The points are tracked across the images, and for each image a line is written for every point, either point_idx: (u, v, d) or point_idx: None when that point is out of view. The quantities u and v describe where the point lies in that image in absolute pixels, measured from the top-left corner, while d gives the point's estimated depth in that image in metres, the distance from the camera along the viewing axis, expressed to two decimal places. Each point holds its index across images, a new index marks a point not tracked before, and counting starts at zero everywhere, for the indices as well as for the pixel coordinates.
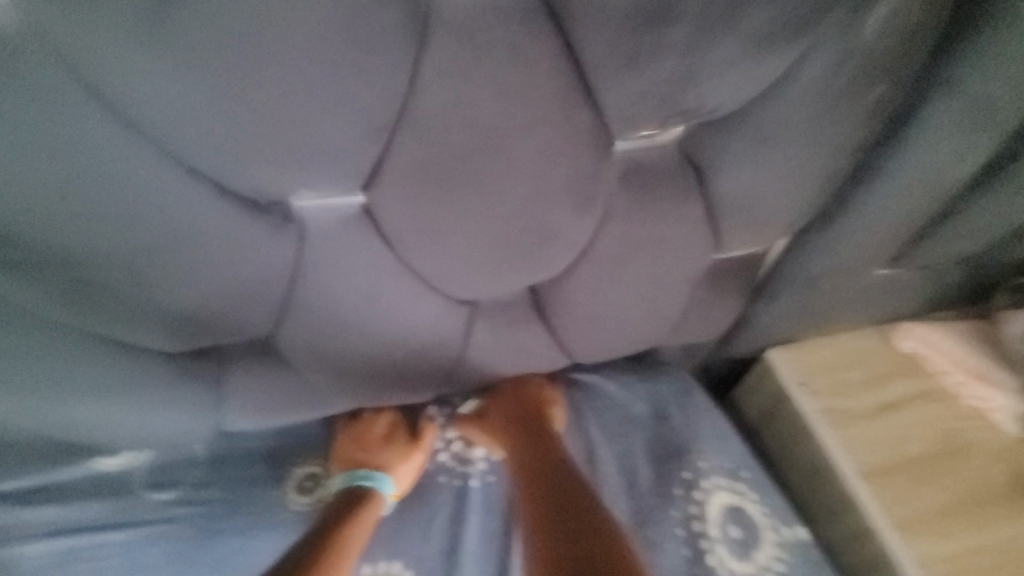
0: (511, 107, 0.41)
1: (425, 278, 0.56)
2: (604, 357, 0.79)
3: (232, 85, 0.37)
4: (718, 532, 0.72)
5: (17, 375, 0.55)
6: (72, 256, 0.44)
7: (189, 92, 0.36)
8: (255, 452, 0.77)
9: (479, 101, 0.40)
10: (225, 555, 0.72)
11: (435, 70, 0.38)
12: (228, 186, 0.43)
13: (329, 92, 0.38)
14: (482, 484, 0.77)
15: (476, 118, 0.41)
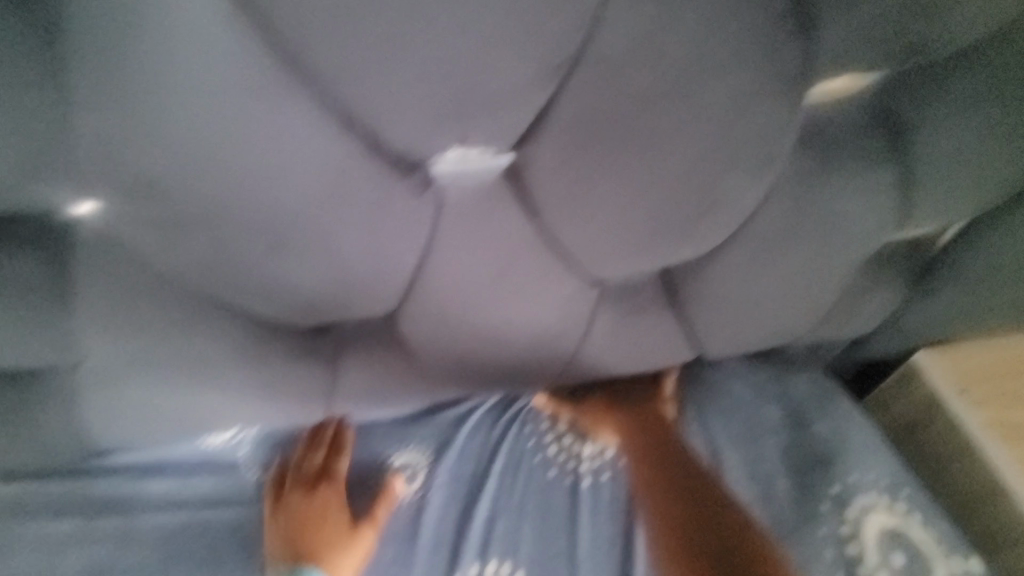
0: (706, 42, 0.36)
1: (563, 255, 0.51)
2: (733, 351, 0.71)
3: (407, 18, 0.33)
4: (881, 558, 0.62)
5: (140, 349, 0.54)
6: (214, 215, 0.42)
7: (362, 29, 0.34)
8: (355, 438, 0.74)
9: (671, 35, 0.35)
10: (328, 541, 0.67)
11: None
12: (380, 144, 0.40)
13: (507, 30, 0.34)
14: (596, 483, 0.69)
15: (665, 55, 0.36)
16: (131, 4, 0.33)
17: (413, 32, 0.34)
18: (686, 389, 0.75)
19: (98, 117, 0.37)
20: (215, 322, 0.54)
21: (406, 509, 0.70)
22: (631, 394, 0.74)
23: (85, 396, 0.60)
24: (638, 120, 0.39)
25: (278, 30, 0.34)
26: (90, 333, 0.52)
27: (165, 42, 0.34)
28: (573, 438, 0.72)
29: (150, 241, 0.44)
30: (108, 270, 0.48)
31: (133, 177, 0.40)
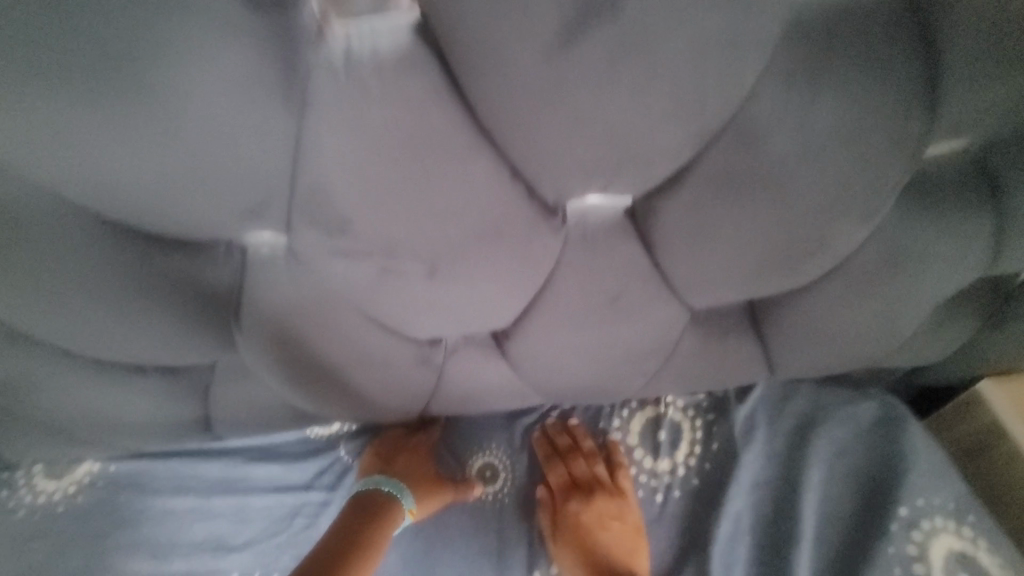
0: (846, 115, 0.40)
1: (670, 282, 0.55)
2: (808, 374, 0.74)
3: (589, 95, 0.36)
4: None
5: (278, 355, 0.60)
6: (380, 252, 0.46)
7: (550, 100, 0.37)
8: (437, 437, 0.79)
9: (816, 110, 0.39)
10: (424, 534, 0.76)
11: (784, 78, 0.37)
12: (534, 185, 0.43)
13: (681, 101, 0.37)
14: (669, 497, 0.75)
15: (807, 126, 0.40)
16: (347, 69, 0.36)
17: (597, 102, 0.37)
18: (760, 407, 0.77)
19: (298, 165, 0.41)
20: (343, 335, 0.58)
21: (490, 506, 0.77)
22: (705, 415, 0.78)
23: (223, 392, 0.68)
24: (774, 176, 0.43)
25: (472, 94, 0.37)
26: (242, 338, 0.58)
27: (370, 104, 0.37)
28: (647, 455, 0.77)
29: (315, 262, 0.48)
30: (266, 287, 0.53)
31: (320, 216, 0.44)
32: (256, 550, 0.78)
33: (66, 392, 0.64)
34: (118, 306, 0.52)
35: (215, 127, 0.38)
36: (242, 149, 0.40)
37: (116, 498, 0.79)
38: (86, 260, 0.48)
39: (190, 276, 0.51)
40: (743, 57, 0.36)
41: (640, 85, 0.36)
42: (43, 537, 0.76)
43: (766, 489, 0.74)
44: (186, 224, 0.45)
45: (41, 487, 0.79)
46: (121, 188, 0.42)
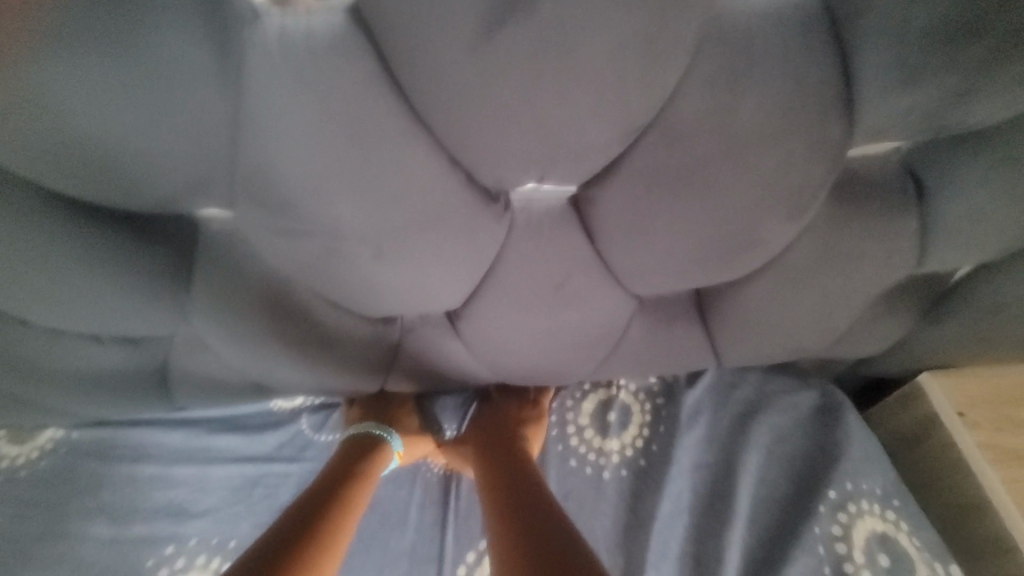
0: (767, 116, 0.42)
1: (612, 270, 0.57)
2: (753, 363, 0.78)
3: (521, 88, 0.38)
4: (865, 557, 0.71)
5: (231, 329, 0.61)
6: (322, 230, 0.47)
7: (484, 94, 0.38)
8: None
9: (737, 109, 0.42)
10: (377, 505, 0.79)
11: (705, 80, 0.40)
12: (471, 173, 0.45)
13: (604, 98, 0.39)
14: (616, 478, 0.77)
15: (731, 125, 0.42)
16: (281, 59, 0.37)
17: (524, 95, 0.39)
18: (705, 393, 0.81)
19: (241, 145, 0.43)
20: (295, 313, 0.60)
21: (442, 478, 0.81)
22: (655, 399, 0.81)
23: (181, 363, 0.69)
24: (699, 173, 0.45)
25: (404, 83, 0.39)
26: (196, 312, 0.59)
27: (304, 92, 0.39)
28: (598, 435, 0.80)
29: (263, 242, 0.50)
30: (221, 263, 0.55)
31: (266, 197, 0.45)
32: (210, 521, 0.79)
33: (22, 360, 0.66)
34: (67, 278, 0.53)
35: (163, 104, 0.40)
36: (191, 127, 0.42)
37: (79, 465, 0.81)
38: (31, 232, 0.49)
39: (142, 250, 0.53)
40: (657, 59, 0.38)
41: (559, 82, 0.38)
42: (2, 501, 0.78)
43: (706, 470, 0.78)
44: (135, 195, 0.47)
45: (3, 451, 0.81)
46: (71, 162, 0.43)
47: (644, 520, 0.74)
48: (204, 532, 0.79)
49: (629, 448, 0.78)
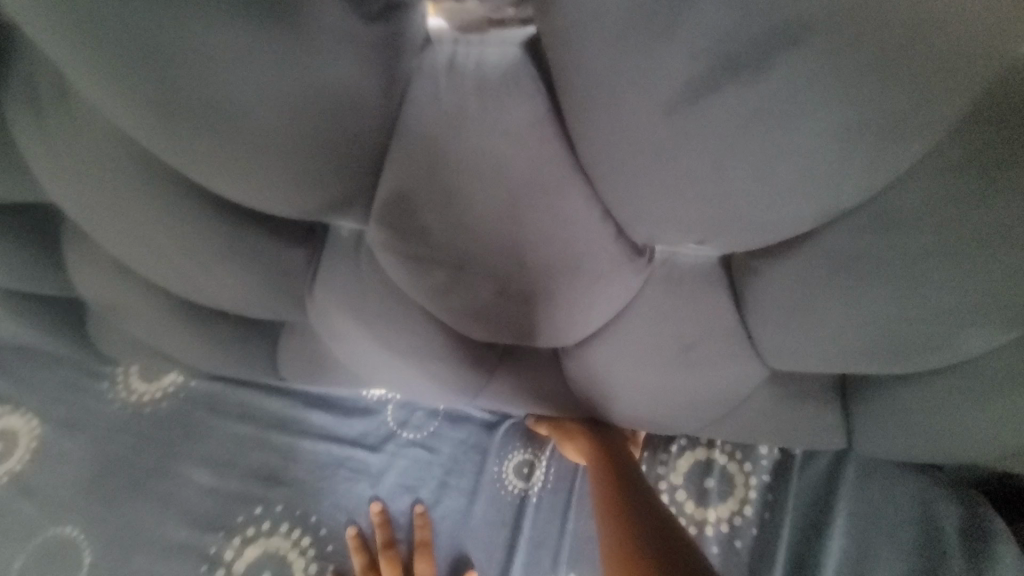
0: (1003, 208, 0.35)
1: (752, 342, 0.50)
2: (890, 457, 0.67)
3: (713, 142, 0.33)
4: None
5: (345, 331, 0.62)
6: (454, 263, 0.45)
7: (670, 150, 0.34)
8: (478, 419, 0.86)
9: (960, 198, 0.35)
10: (447, 513, 0.82)
11: (928, 162, 0.34)
12: (624, 229, 0.42)
13: (805, 176, 0.34)
14: (720, 553, 0.72)
15: (948, 216, 0.36)
16: (460, 94, 0.36)
17: (716, 165, 0.34)
18: (818, 477, 0.73)
19: (388, 170, 0.41)
20: (402, 328, 0.58)
21: (515, 501, 0.82)
22: (762, 474, 0.75)
23: (293, 347, 0.73)
24: (902, 268, 0.39)
25: (582, 133, 0.36)
26: (313, 309, 0.60)
27: (477, 132, 0.37)
28: (693, 502, 0.75)
29: (386, 263, 0.49)
30: (339, 270, 0.54)
31: (405, 223, 0.44)
32: (293, 494, 0.83)
33: (154, 323, 0.71)
34: (208, 265, 0.55)
35: (304, 127, 0.38)
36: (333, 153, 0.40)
37: (193, 412, 0.89)
38: (179, 221, 0.51)
39: (267, 249, 0.53)
40: (894, 140, 0.32)
41: (759, 154, 0.33)
42: (130, 431, 0.88)
43: (805, 567, 0.70)
44: (265, 205, 0.46)
45: (135, 387, 0.91)
46: (215, 171, 0.43)
47: None
48: (287, 502, 0.83)
49: (728, 520, 0.74)
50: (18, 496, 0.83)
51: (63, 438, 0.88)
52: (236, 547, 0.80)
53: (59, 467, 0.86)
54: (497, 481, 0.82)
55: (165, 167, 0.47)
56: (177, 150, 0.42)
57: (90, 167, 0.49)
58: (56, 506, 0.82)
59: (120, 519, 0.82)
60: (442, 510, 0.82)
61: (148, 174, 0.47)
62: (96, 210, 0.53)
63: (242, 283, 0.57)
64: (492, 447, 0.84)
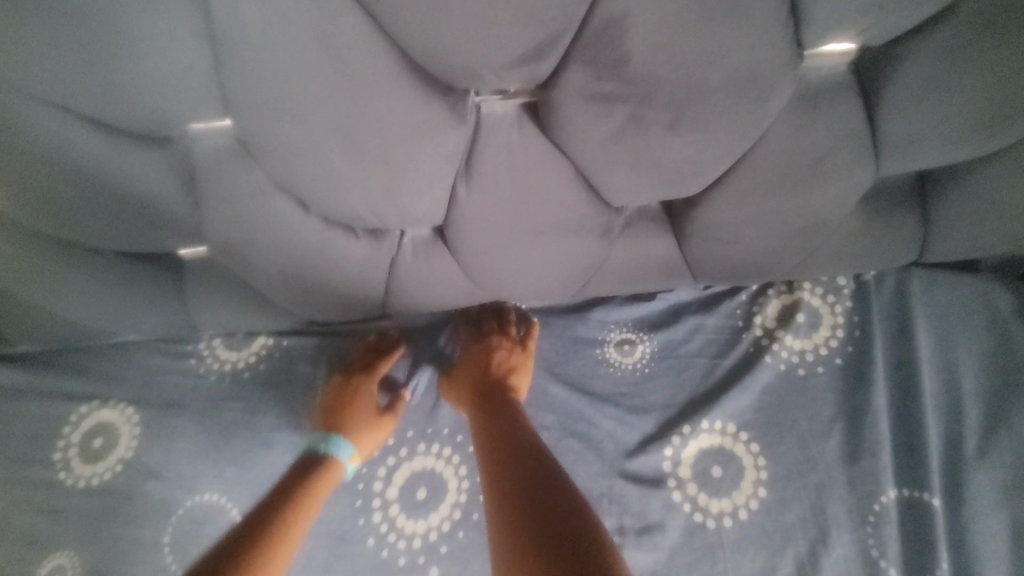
0: None
1: (877, 140, 0.58)
2: (954, 257, 0.78)
3: None
4: None
5: (484, 225, 0.65)
6: (644, 93, 0.48)
7: None
8: (574, 313, 0.87)
9: None
10: (570, 410, 0.82)
11: None
12: (802, 23, 0.46)
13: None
14: (829, 370, 0.79)
15: None
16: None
17: None
18: (890, 291, 0.82)
19: (598, 1, 0.43)
20: (547, 197, 0.62)
21: (630, 375, 0.83)
22: (845, 301, 0.82)
23: (410, 263, 0.74)
24: (1012, 23, 0.48)
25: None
26: (457, 203, 0.63)
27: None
28: (792, 337, 0.81)
29: (563, 112, 0.51)
30: (494, 145, 0.57)
31: (603, 57, 0.46)
32: (420, 417, 0.84)
33: (273, 263, 0.71)
34: (361, 171, 0.56)
35: None
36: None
37: (294, 368, 0.88)
38: (345, 120, 0.51)
39: (426, 139, 0.53)
40: None
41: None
42: (236, 397, 0.87)
43: (906, 367, 0.78)
44: (455, 74, 0.48)
45: (226, 357, 0.90)
46: (420, 44, 0.45)
47: (856, 409, 0.76)
48: (416, 426, 0.83)
49: (830, 344, 0.80)
50: (148, 478, 0.83)
51: (169, 416, 0.86)
52: (384, 477, 0.80)
53: (178, 443, 0.85)
54: (604, 360, 0.84)
55: (341, 61, 0.47)
56: (387, 27, 0.45)
57: (254, 73, 0.48)
58: (190, 478, 0.83)
59: (257, 475, 0.83)
60: (564, 408, 0.82)
61: (321, 70, 0.47)
62: (250, 125, 0.52)
63: (391, 180, 0.57)
64: (590, 334, 0.86)
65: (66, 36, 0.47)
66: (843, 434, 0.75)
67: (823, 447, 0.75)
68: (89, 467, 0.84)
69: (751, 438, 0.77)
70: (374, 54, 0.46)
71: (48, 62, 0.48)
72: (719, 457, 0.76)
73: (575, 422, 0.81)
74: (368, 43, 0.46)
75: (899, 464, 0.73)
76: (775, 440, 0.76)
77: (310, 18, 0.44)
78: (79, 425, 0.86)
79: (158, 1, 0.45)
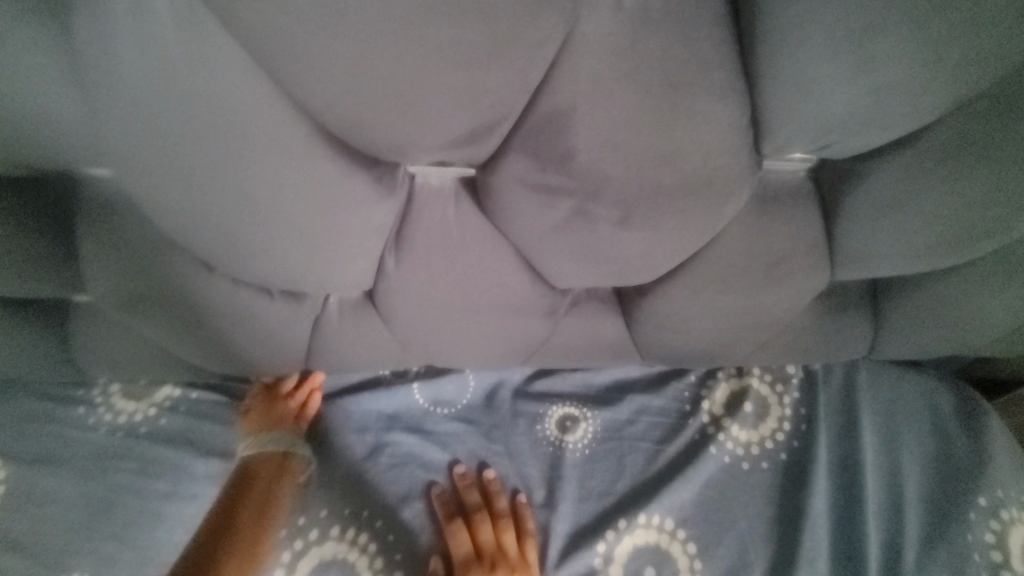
0: None
1: (834, 248, 0.55)
2: (905, 356, 0.76)
3: (858, 42, 0.37)
4: None
5: (417, 298, 0.58)
6: (590, 188, 0.43)
7: (820, 53, 0.38)
8: (517, 383, 0.81)
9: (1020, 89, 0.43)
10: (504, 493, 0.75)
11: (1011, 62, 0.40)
12: (764, 134, 0.42)
13: (931, 71, 0.39)
14: (773, 466, 0.76)
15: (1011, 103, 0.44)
16: (640, 3, 0.34)
17: (861, 62, 0.38)
18: (839, 384, 0.80)
19: (540, 91, 0.37)
20: (485, 276, 0.56)
21: (570, 456, 0.77)
22: (793, 391, 0.79)
23: (334, 326, 0.67)
24: (976, 150, 0.46)
25: (751, 37, 0.37)
26: (386, 274, 0.56)
27: (653, 41, 0.35)
28: (738, 427, 0.78)
29: (503, 196, 0.46)
30: (428, 219, 0.51)
31: (546, 149, 0.41)
32: (335, 493, 0.75)
33: (173, 318, 0.62)
34: (270, 239, 0.49)
35: (462, 41, 0.34)
36: (487, 85, 0.36)
37: (199, 425, 0.78)
38: (248, 187, 0.43)
39: (345, 213, 0.47)
40: (1003, 25, 0.37)
41: (907, 50, 0.38)
42: (127, 456, 0.77)
43: (849, 468, 0.76)
44: (379, 149, 0.41)
45: (121, 407, 0.79)
46: (334, 116, 0.38)
47: (797, 512, 0.73)
48: (330, 504, 0.74)
49: (776, 438, 0.77)
50: (7, 548, 0.72)
51: (43, 474, 0.75)
52: (287, 562, 0.71)
53: (50, 507, 0.74)
54: (543, 436, 0.78)
55: (241, 123, 0.40)
56: (294, 93, 0.38)
57: (135, 126, 0.40)
58: (63, 550, 0.72)
59: (141, 551, 0.72)
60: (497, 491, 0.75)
61: (215, 132, 0.40)
62: (136, 180, 0.44)
63: (307, 248, 0.50)
64: (530, 406, 0.79)
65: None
66: (782, 538, 0.72)
67: (762, 551, 0.71)
68: None
69: (688, 536, 0.73)
70: (283, 119, 0.40)
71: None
72: (655, 557, 0.72)
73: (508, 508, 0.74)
74: (273, 105, 0.39)
75: (836, 574, 0.71)
76: (714, 541, 0.72)
77: (200, 74, 0.37)
78: None
79: (19, 33, 0.38)
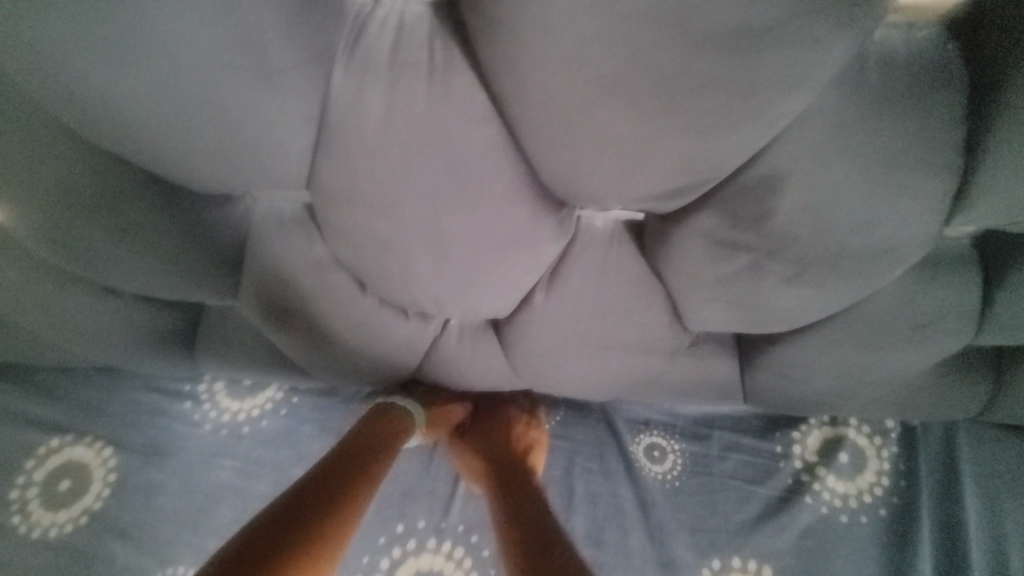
0: None
1: (983, 316, 0.55)
2: (1014, 421, 0.75)
3: None
4: None
5: (558, 333, 0.60)
6: (777, 249, 0.44)
7: None
8: (612, 413, 0.81)
9: None
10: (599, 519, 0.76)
11: None
12: (960, 210, 0.42)
13: None
14: (873, 521, 0.75)
15: None
16: (883, 83, 0.36)
17: None
18: (939, 443, 0.79)
19: (759, 158, 0.39)
20: (629, 316, 0.57)
21: (660, 488, 0.77)
22: (891, 446, 0.78)
23: (456, 348, 0.68)
24: None
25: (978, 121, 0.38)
26: (530, 306, 0.57)
27: (885, 118, 0.37)
28: (834, 478, 0.77)
29: (681, 248, 0.47)
30: (588, 260, 0.52)
31: (746, 210, 0.42)
32: (432, 508, 0.76)
33: (307, 332, 0.64)
34: (441, 272, 0.50)
35: (717, 113, 0.34)
36: (720, 151, 0.37)
37: (301, 429, 0.80)
38: (443, 224, 0.45)
39: (524, 252, 0.48)
40: None
41: None
42: (229, 455, 0.79)
43: (951, 530, 0.75)
44: (580, 196, 0.42)
45: (226, 406, 0.81)
46: (554, 167, 0.40)
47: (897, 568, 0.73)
48: (428, 518, 0.75)
49: (875, 492, 0.77)
50: (116, 537, 0.74)
51: (153, 466, 0.78)
52: (386, 571, 0.72)
53: (157, 500, 0.76)
54: (634, 468, 0.78)
55: (459, 167, 0.41)
56: (521, 143, 0.39)
57: (353, 163, 0.42)
58: (167, 542, 0.74)
59: None
60: (593, 517, 0.76)
61: (432, 175, 0.42)
62: (331, 205, 0.46)
63: (471, 281, 0.52)
64: (619, 432, 0.80)
65: (124, 85, 0.38)
66: None
67: None
68: (50, 513, 0.74)
69: None
70: (498, 167, 0.41)
71: (96, 102, 0.40)
72: None
73: (600, 534, 0.75)
74: (497, 155, 0.41)
75: None
76: None
77: (438, 124, 0.39)
78: (45, 461, 0.76)
79: None
